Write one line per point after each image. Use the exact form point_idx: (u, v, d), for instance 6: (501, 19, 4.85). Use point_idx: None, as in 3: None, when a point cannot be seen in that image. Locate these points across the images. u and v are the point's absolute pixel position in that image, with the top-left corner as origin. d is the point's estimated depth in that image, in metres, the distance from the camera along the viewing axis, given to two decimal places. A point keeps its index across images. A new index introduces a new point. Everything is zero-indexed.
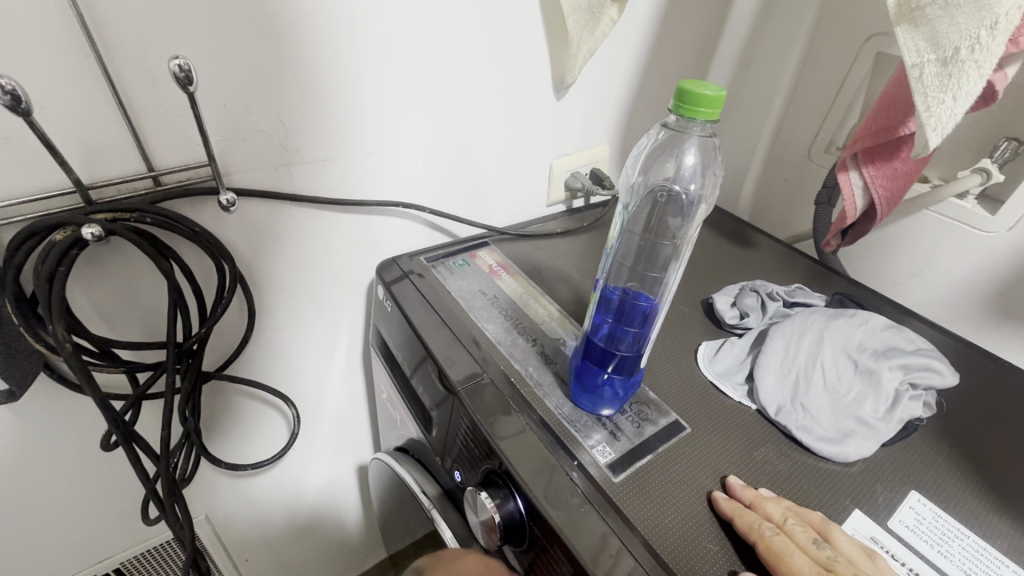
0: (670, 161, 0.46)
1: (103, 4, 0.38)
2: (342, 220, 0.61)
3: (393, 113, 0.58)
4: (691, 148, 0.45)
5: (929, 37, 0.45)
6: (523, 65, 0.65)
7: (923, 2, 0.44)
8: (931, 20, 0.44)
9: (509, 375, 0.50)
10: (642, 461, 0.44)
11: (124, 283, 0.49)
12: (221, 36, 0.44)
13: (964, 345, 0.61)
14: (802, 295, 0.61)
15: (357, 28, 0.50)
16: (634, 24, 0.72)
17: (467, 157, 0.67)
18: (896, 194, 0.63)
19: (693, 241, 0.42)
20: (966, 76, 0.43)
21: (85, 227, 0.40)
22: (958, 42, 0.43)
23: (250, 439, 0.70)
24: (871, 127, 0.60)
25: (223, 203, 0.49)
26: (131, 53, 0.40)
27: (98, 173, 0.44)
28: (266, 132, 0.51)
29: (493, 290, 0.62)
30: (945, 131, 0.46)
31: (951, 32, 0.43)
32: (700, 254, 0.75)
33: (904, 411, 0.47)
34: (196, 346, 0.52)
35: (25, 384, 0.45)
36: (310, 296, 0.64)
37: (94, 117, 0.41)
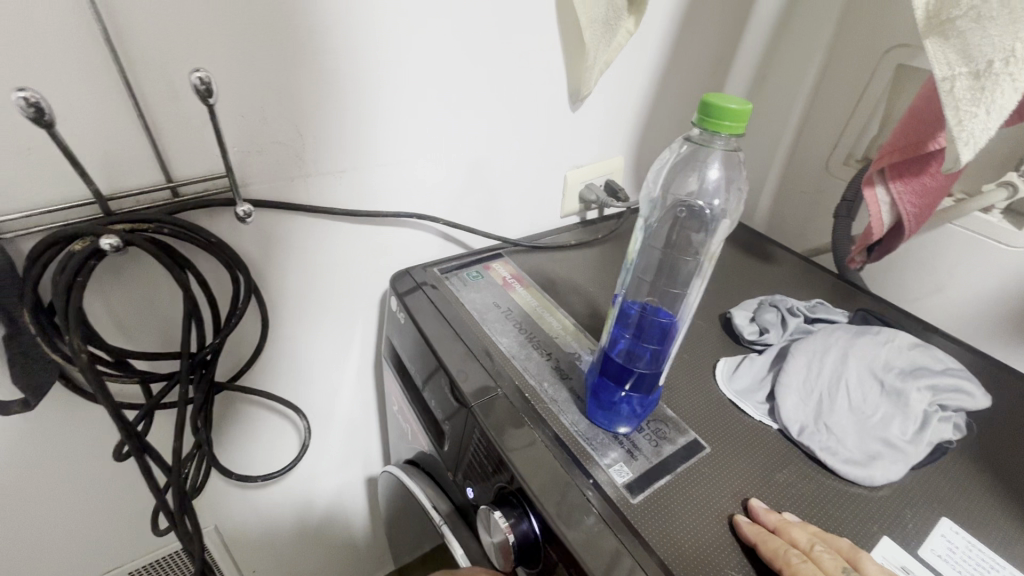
0: (692, 175, 0.44)
1: (127, 18, 0.38)
2: (357, 231, 0.61)
3: (410, 124, 0.58)
4: (714, 161, 0.43)
5: (960, 50, 0.44)
6: (539, 76, 0.65)
7: (955, 14, 0.44)
8: (963, 32, 0.43)
9: (523, 390, 0.49)
10: (661, 482, 0.43)
11: (140, 293, 0.49)
12: (242, 49, 0.44)
13: (993, 363, 0.59)
14: (823, 310, 0.59)
15: (377, 38, 0.50)
16: (651, 36, 0.72)
17: (482, 168, 0.67)
18: (925, 211, 0.62)
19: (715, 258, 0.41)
20: (1001, 90, 0.42)
21: (104, 238, 0.40)
22: (991, 55, 0.42)
23: (261, 449, 0.70)
24: (899, 142, 0.59)
25: (240, 215, 0.48)
26: (153, 66, 0.41)
27: (116, 183, 0.44)
28: (284, 144, 0.51)
29: (507, 302, 0.61)
30: (978, 146, 0.44)
31: (984, 45, 0.42)
32: (717, 267, 0.74)
33: (933, 433, 0.46)
34: (210, 356, 0.52)
35: (41, 394, 0.45)
36: (323, 307, 0.64)
37: (114, 127, 0.41)
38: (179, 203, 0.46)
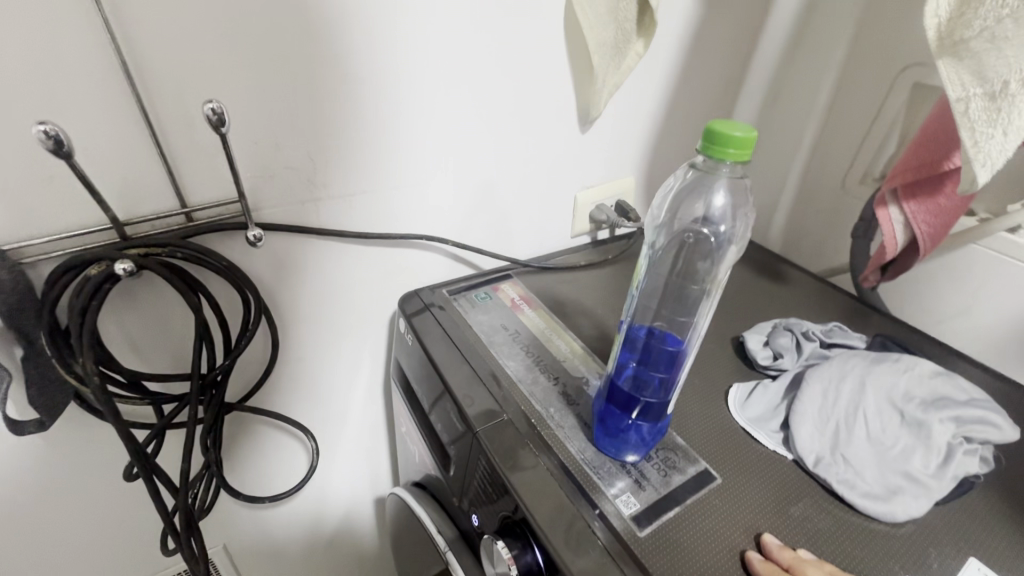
0: (699, 202, 0.44)
1: (146, 52, 0.40)
2: (367, 253, 0.62)
3: (418, 148, 0.59)
4: (720, 189, 0.43)
5: (974, 70, 0.43)
6: (547, 99, 0.65)
7: (968, 35, 0.43)
8: (977, 53, 0.43)
9: (530, 416, 0.49)
10: (669, 515, 0.42)
11: (153, 316, 0.50)
12: (254, 79, 0.45)
13: (1023, 391, 0.57)
14: (840, 334, 0.58)
15: (387, 67, 0.52)
16: (661, 59, 0.72)
17: (491, 190, 0.68)
18: (939, 231, 0.60)
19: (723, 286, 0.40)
20: (1018, 110, 0.41)
21: (118, 263, 0.41)
22: (1006, 75, 0.41)
23: (271, 469, 0.70)
24: (911, 162, 0.58)
25: (250, 240, 0.49)
26: (170, 96, 0.42)
27: (133, 209, 0.45)
28: (295, 169, 0.52)
29: (515, 325, 0.60)
30: (995, 166, 0.44)
31: (999, 65, 0.41)
32: (729, 289, 0.73)
33: (959, 468, 0.43)
34: (220, 378, 0.53)
35: (54, 414, 0.46)
36: (333, 328, 0.65)
37: (132, 156, 0.43)
38: (192, 228, 0.47)
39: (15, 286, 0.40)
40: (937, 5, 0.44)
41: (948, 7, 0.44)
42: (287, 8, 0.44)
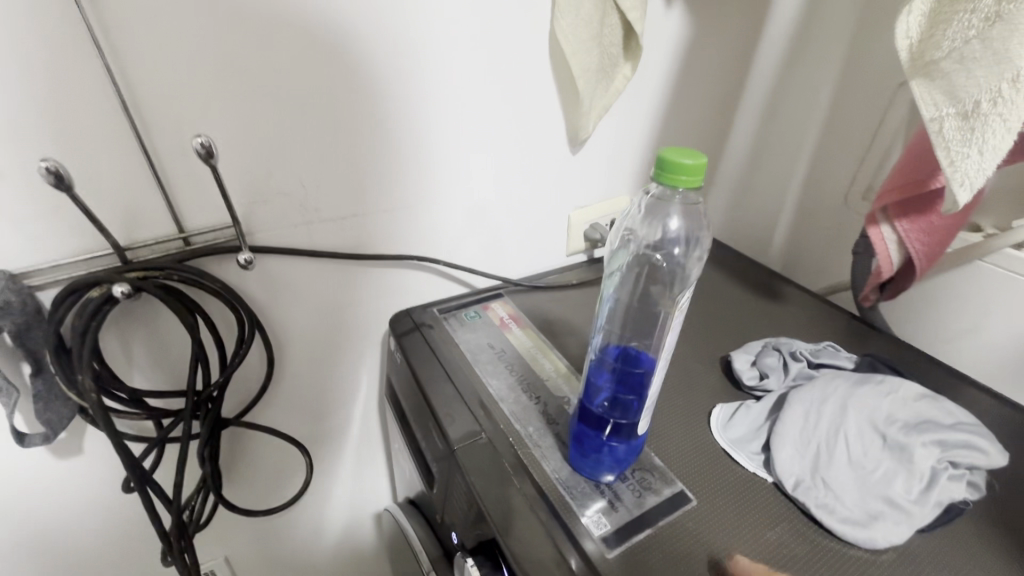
0: (655, 227, 0.44)
1: (144, 90, 0.43)
2: (361, 273, 0.64)
3: (409, 173, 0.61)
4: (673, 216, 0.43)
5: (946, 90, 0.43)
6: (536, 123, 0.67)
7: (938, 55, 0.43)
8: (948, 73, 0.43)
9: (508, 435, 0.49)
10: (640, 536, 0.42)
11: (153, 334, 0.53)
12: (247, 112, 0.48)
13: None
14: (828, 354, 0.57)
15: (377, 97, 0.54)
16: (653, 81, 0.73)
17: (482, 212, 0.69)
18: (932, 248, 0.60)
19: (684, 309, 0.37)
20: (992, 129, 0.41)
21: (116, 286, 0.44)
22: (977, 95, 0.41)
23: (270, 483, 0.72)
24: (899, 180, 0.58)
25: (243, 263, 0.52)
26: (166, 130, 0.45)
27: (134, 235, 0.48)
28: (288, 195, 0.54)
29: (501, 343, 0.62)
30: (973, 186, 0.44)
31: (970, 85, 0.42)
32: (724, 309, 0.73)
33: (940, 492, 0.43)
34: (216, 393, 0.55)
35: (60, 427, 0.49)
36: (329, 346, 0.67)
37: (132, 185, 0.46)
38: (189, 251, 0.50)
39: (23, 307, 0.43)
40: (907, 27, 0.44)
41: (919, 29, 0.44)
42: (280, 47, 0.47)
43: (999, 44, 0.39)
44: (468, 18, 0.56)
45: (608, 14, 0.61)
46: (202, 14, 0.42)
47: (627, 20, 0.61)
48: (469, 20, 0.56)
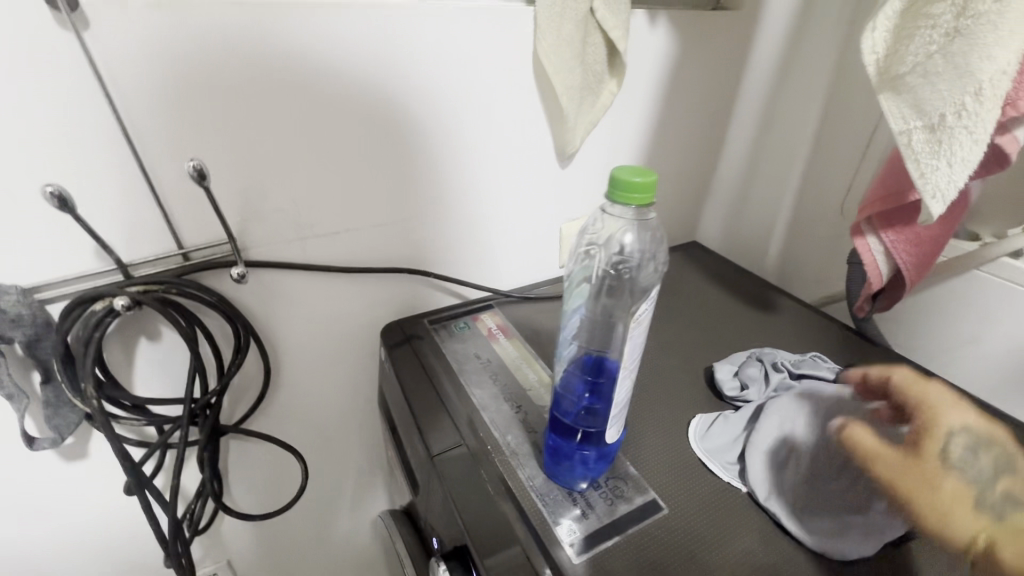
0: (614, 243, 0.46)
1: (143, 119, 0.46)
2: (354, 286, 0.66)
3: (399, 189, 0.63)
4: (629, 232, 0.46)
5: (913, 104, 0.43)
6: (524, 138, 0.69)
7: (903, 70, 0.43)
8: (913, 88, 0.43)
9: (487, 443, 0.51)
10: (609, 543, 0.43)
11: (155, 345, 0.56)
12: (241, 136, 0.51)
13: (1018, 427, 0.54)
14: (811, 365, 0.57)
15: (366, 117, 0.57)
16: (641, 96, 0.75)
17: (473, 225, 0.71)
18: (920, 259, 0.59)
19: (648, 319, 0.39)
20: (959, 142, 0.41)
21: (117, 299, 0.48)
22: (943, 108, 0.41)
23: (269, 492, 0.73)
24: (880, 190, 0.58)
25: (236, 276, 0.55)
26: (164, 155, 0.48)
27: (136, 252, 0.51)
28: (281, 213, 0.57)
29: (488, 354, 0.63)
30: (946, 198, 0.43)
31: (935, 99, 0.42)
32: (714, 320, 0.73)
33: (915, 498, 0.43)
34: (213, 401, 0.58)
35: (68, 432, 0.52)
36: (325, 357, 0.69)
37: (134, 206, 0.49)
38: (188, 267, 0.53)
39: (34, 320, 0.47)
40: (872, 44, 0.44)
41: (885, 44, 0.44)
42: (271, 75, 0.50)
43: (960, 58, 0.40)
44: (453, 41, 0.58)
45: (591, 34, 0.63)
46: (196, 46, 0.46)
47: (609, 38, 0.63)
48: (455, 44, 0.58)
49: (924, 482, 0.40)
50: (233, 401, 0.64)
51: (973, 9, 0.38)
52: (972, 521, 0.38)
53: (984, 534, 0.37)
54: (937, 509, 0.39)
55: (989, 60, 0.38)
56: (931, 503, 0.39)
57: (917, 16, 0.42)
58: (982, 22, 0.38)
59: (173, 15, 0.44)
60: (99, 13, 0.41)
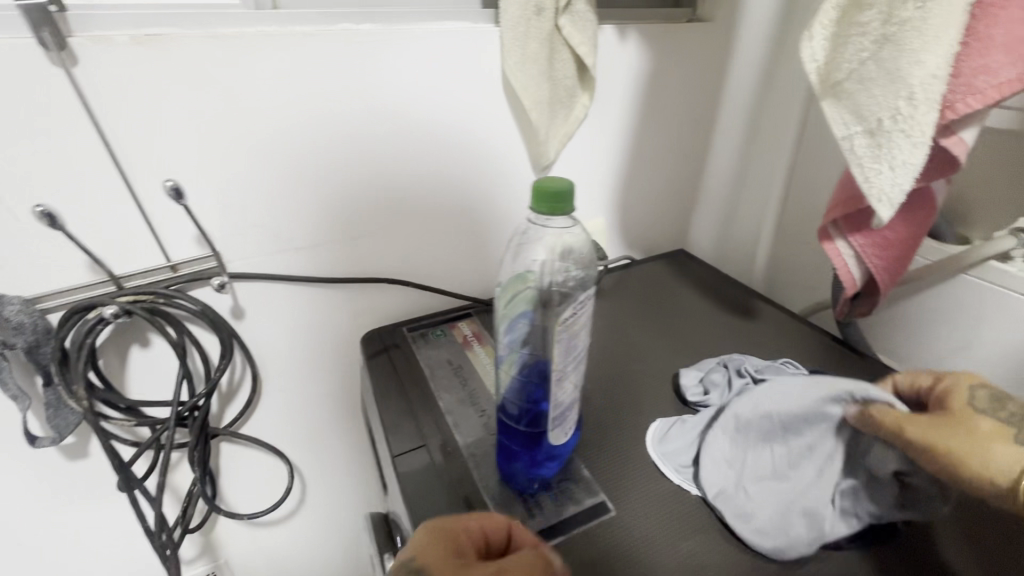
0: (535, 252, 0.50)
1: (129, 143, 0.50)
2: (336, 296, 0.69)
3: (376, 203, 0.66)
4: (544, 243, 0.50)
5: (853, 110, 0.44)
6: (498, 152, 0.71)
7: (840, 77, 0.44)
8: (852, 94, 0.43)
9: (447, 446, 0.53)
10: (552, 543, 0.44)
11: (147, 351, 0.60)
12: (220, 156, 0.55)
13: None
14: (775, 371, 0.58)
15: (339, 136, 0.60)
16: (616, 108, 0.76)
17: (452, 236, 0.74)
18: (891, 262, 0.59)
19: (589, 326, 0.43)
20: (897, 145, 0.41)
21: (107, 308, 0.52)
22: (880, 113, 0.42)
23: (261, 495, 0.76)
24: (840, 194, 0.58)
25: (217, 285, 0.59)
26: (149, 176, 0.52)
27: (126, 266, 0.55)
28: (262, 227, 0.61)
29: (460, 360, 0.65)
30: (891, 200, 0.43)
31: (872, 104, 0.42)
32: (692, 327, 0.73)
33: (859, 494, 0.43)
34: (201, 403, 0.62)
35: (67, 432, 0.57)
36: (310, 364, 0.72)
37: (123, 222, 0.53)
38: (174, 279, 0.57)
39: (34, 327, 0.51)
40: (813, 52, 0.45)
41: (824, 52, 0.45)
42: (246, 101, 0.54)
43: (892, 64, 0.40)
44: (421, 62, 0.61)
45: (558, 50, 0.65)
46: (175, 77, 0.50)
47: (576, 53, 0.65)
48: (424, 65, 0.62)
49: (954, 432, 0.40)
50: (222, 404, 0.68)
51: (898, 15, 0.39)
52: (1010, 461, 0.38)
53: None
54: (974, 455, 0.38)
55: (918, 65, 0.39)
56: (967, 449, 0.39)
57: (850, 23, 0.42)
58: (908, 27, 0.39)
59: (156, 50, 0.48)
60: (89, 50, 0.46)
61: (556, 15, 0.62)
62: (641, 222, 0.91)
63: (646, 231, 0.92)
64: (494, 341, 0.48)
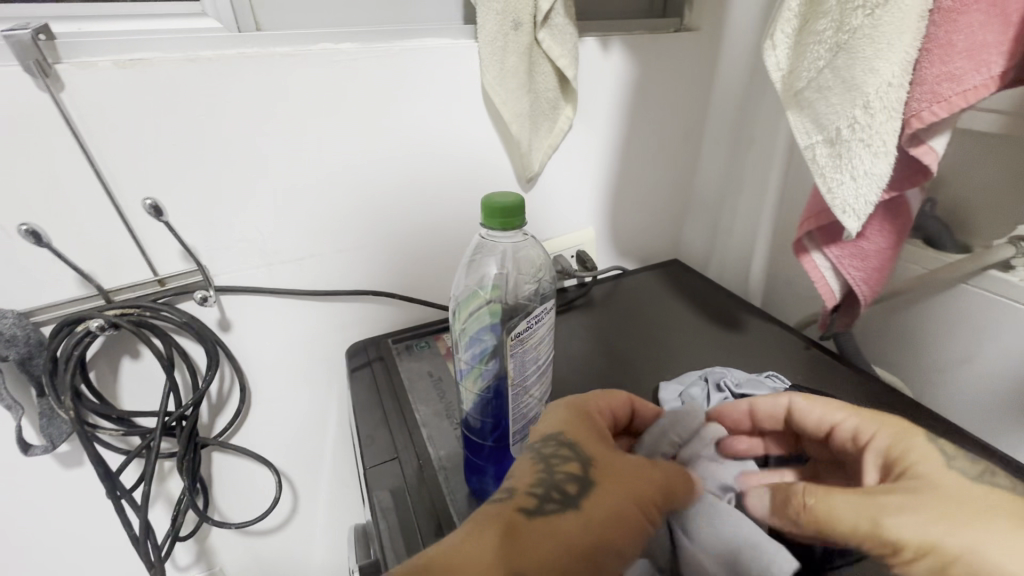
0: (488, 267, 0.53)
1: (115, 163, 0.53)
2: (322, 308, 0.71)
3: (360, 216, 0.67)
4: (494, 262, 0.53)
5: (813, 118, 0.50)
6: (483, 164, 0.72)
7: (801, 85, 0.49)
8: (812, 102, 0.49)
9: (419, 458, 0.53)
10: None
11: (137, 363, 0.62)
12: (202, 173, 0.57)
13: (997, 460, 0.49)
14: (752, 385, 0.57)
15: (322, 151, 0.62)
16: (601, 119, 0.76)
17: (438, 248, 0.75)
18: (869, 273, 0.59)
19: (538, 338, 0.46)
20: (855, 153, 0.47)
21: (94, 321, 0.54)
22: (839, 123, 0.47)
23: (252, 504, 0.77)
24: (812, 209, 0.58)
25: (201, 298, 0.61)
26: (134, 193, 0.54)
27: (115, 279, 0.57)
28: (248, 241, 0.62)
29: (441, 371, 0.66)
30: (855, 211, 0.49)
31: (831, 113, 0.48)
32: (679, 338, 0.72)
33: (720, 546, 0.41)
34: (189, 413, 0.64)
35: (60, 441, 0.59)
36: (298, 375, 0.73)
37: (111, 238, 0.55)
38: (161, 292, 0.59)
39: (26, 339, 0.53)
40: (777, 60, 0.50)
41: (787, 60, 0.49)
42: (229, 120, 0.56)
43: (847, 72, 0.45)
44: (403, 79, 0.62)
45: (539, 64, 0.65)
46: (158, 99, 0.52)
47: (558, 67, 0.66)
48: (407, 80, 0.63)
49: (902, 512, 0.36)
50: (211, 414, 0.70)
51: (849, 24, 0.43)
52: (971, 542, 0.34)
53: (985, 553, 0.33)
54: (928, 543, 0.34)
55: (873, 73, 0.44)
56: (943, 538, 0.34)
57: (807, 33, 0.47)
58: (860, 35, 0.43)
59: (139, 73, 0.50)
60: (72, 76, 0.48)
61: (534, 29, 0.61)
62: (634, 232, 0.91)
63: (638, 241, 0.92)
64: (456, 357, 0.50)
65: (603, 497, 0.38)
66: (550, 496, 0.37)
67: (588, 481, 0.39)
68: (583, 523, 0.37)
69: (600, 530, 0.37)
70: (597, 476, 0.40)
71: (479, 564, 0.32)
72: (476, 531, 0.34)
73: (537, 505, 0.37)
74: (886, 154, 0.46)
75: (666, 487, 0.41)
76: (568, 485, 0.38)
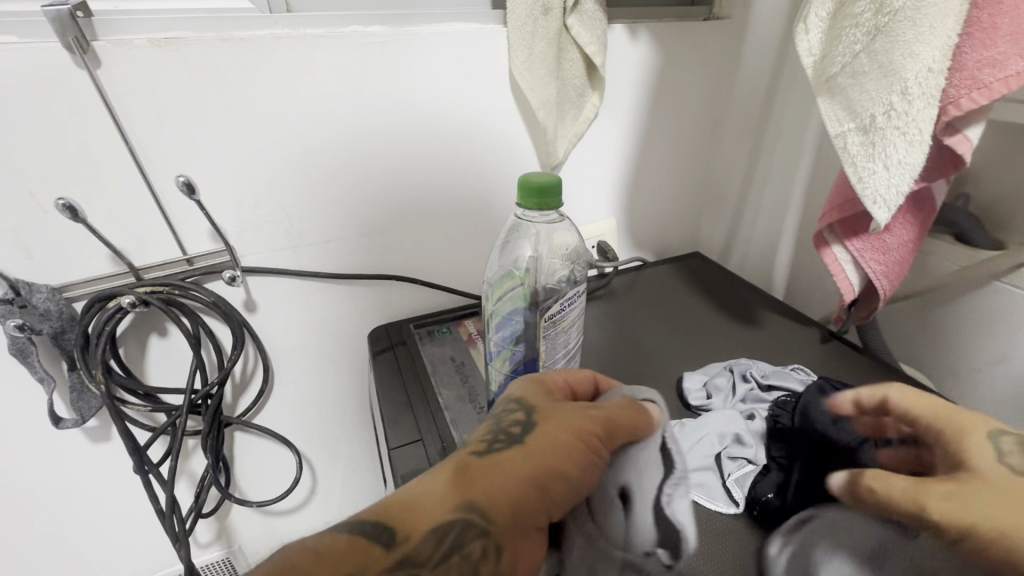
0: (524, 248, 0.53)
1: (148, 141, 0.53)
2: (346, 291, 0.71)
3: (384, 200, 0.67)
4: (529, 244, 0.54)
5: (846, 106, 0.49)
6: (506, 151, 0.72)
7: (834, 71, 0.48)
8: (845, 88, 0.48)
9: (443, 441, 0.53)
10: None
11: (164, 342, 0.63)
12: (231, 153, 0.57)
13: None
14: (779, 376, 0.57)
15: (348, 135, 0.62)
16: (626, 107, 0.76)
17: (460, 234, 0.75)
18: (889, 267, 0.60)
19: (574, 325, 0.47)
20: (889, 142, 0.46)
21: (126, 297, 0.55)
22: (873, 110, 0.46)
23: (272, 482, 0.78)
24: (836, 200, 0.58)
25: (228, 278, 0.62)
26: (166, 172, 0.55)
27: (145, 258, 0.58)
28: (274, 223, 0.62)
29: (463, 358, 0.66)
30: (887, 201, 0.48)
31: (865, 99, 0.47)
32: (702, 329, 0.72)
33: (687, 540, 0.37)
34: (214, 391, 0.64)
35: (89, 416, 0.60)
36: (320, 357, 0.74)
37: (143, 216, 0.56)
38: (190, 272, 0.60)
39: (60, 313, 0.54)
40: (809, 44, 0.49)
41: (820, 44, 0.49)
42: (259, 101, 0.56)
43: (884, 56, 0.44)
44: (430, 62, 0.62)
45: (567, 49, 0.65)
46: (190, 78, 0.52)
47: (586, 52, 0.65)
48: (434, 66, 0.62)
49: None
50: (235, 394, 0.70)
51: (889, 6, 0.42)
52: None
53: None
54: None
55: (913, 58, 0.43)
56: None
57: (843, 16, 0.46)
58: (899, 18, 0.42)
59: (174, 52, 0.51)
60: (110, 53, 0.49)
61: (564, 14, 0.61)
62: (654, 223, 0.90)
63: (658, 234, 0.92)
64: (486, 338, 0.50)
65: (550, 432, 0.37)
66: (497, 437, 0.37)
67: (532, 422, 0.38)
68: (528, 458, 0.36)
69: (543, 462, 0.36)
70: (542, 417, 0.39)
71: (436, 506, 0.33)
72: (428, 475, 0.35)
73: (486, 446, 0.37)
74: (921, 143, 0.45)
75: (607, 420, 0.39)
76: (512, 427, 0.38)
